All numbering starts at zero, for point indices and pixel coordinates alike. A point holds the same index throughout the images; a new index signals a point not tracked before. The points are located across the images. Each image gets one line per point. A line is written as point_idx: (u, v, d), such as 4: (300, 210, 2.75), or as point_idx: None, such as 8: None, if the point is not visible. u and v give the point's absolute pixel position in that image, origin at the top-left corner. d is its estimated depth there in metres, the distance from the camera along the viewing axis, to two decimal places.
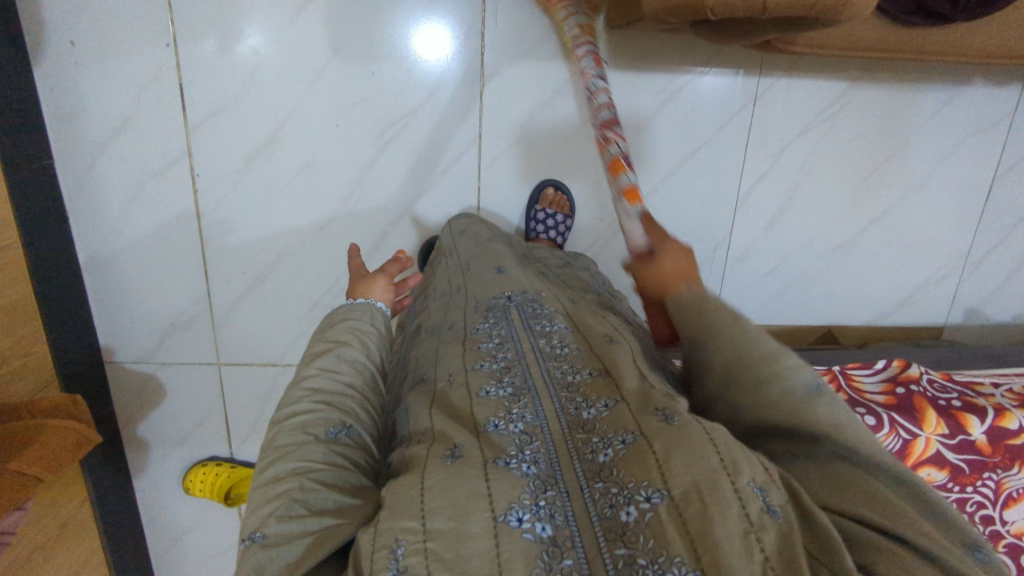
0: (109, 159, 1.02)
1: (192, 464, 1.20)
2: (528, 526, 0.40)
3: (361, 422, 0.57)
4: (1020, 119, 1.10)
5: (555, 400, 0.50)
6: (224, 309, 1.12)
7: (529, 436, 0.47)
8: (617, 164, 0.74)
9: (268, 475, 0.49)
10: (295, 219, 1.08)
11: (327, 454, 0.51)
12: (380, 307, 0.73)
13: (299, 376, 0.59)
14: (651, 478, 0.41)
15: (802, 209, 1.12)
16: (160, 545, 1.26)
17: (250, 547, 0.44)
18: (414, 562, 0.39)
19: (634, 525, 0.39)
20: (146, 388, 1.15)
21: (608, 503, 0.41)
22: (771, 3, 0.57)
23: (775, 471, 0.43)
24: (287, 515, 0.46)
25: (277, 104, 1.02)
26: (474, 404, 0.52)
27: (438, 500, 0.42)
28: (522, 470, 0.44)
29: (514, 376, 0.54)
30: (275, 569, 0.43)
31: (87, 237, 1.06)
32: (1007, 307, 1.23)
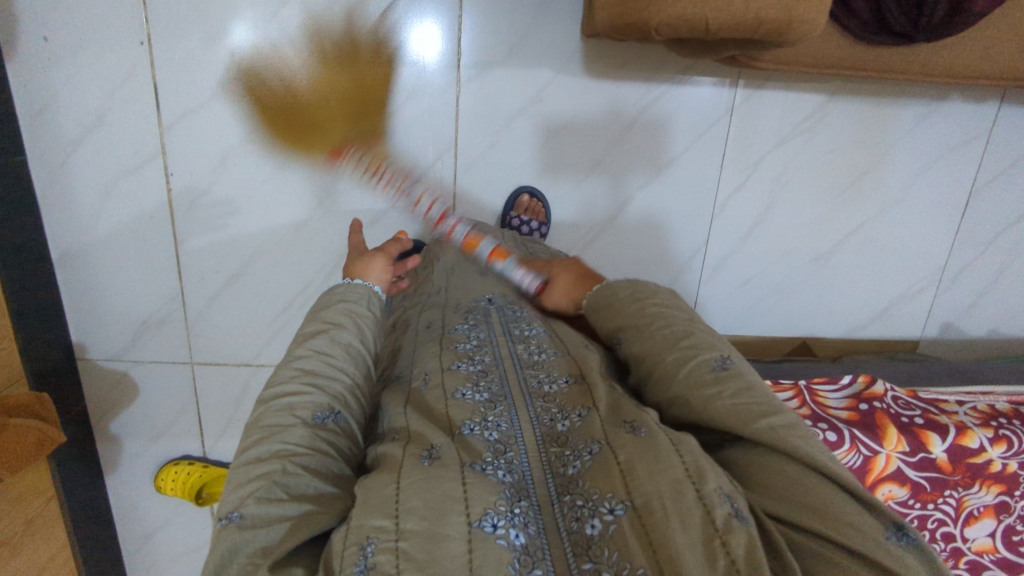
0: (83, 156, 1.01)
1: (164, 462, 1.20)
2: (502, 532, 0.40)
3: (349, 409, 0.55)
4: (998, 136, 1.10)
5: (531, 410, 0.51)
6: (198, 308, 1.12)
7: (504, 445, 0.47)
8: (471, 241, 0.89)
9: (252, 453, 0.48)
10: (272, 220, 1.08)
11: (312, 438, 0.50)
12: (377, 290, 0.71)
13: (292, 354, 0.57)
14: (616, 489, 0.42)
15: (776, 219, 1.14)
16: (132, 543, 1.25)
17: (226, 526, 0.43)
18: (384, 560, 0.38)
19: (598, 539, 0.40)
20: (119, 386, 1.14)
21: (574, 517, 0.42)
22: (714, 25, 0.58)
23: (739, 488, 0.44)
24: (266, 498, 0.45)
25: (254, 105, 1.02)
26: (450, 404, 0.51)
27: (413, 500, 0.41)
28: (498, 477, 0.44)
29: (491, 381, 0.54)
30: (248, 551, 0.42)
31: (59, 232, 1.05)
32: (982, 322, 1.24)
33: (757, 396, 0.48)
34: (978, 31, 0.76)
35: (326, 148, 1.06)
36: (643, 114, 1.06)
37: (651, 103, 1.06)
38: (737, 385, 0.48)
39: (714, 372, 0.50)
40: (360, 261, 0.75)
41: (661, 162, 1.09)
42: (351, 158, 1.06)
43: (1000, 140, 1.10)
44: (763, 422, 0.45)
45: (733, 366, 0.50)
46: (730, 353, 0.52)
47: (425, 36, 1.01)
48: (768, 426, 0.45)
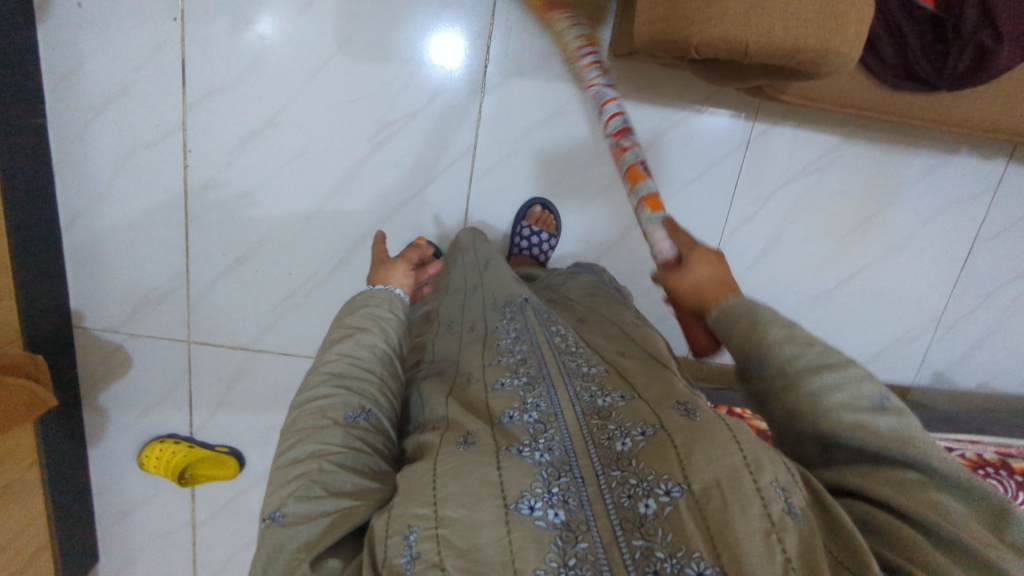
0: (103, 124, 1.02)
1: (150, 439, 1.19)
2: (540, 513, 0.43)
3: (380, 406, 0.60)
4: (1003, 192, 1.12)
5: (571, 391, 0.53)
6: (201, 287, 1.11)
7: (543, 425, 0.50)
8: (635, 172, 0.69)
9: (290, 455, 0.53)
10: (283, 206, 1.09)
11: (345, 437, 0.55)
12: (399, 294, 0.76)
13: (321, 361, 0.63)
14: (672, 472, 0.43)
15: (780, 254, 1.15)
16: (106, 520, 1.23)
17: (271, 525, 0.50)
18: (427, 547, 0.43)
19: (652, 518, 0.42)
20: (112, 357, 1.14)
21: (626, 494, 0.43)
22: (753, 49, 0.59)
23: (797, 472, 0.45)
24: (306, 496, 0.50)
25: (277, 91, 1.03)
26: (491, 396, 0.55)
27: (450, 487, 0.46)
28: (535, 459, 0.47)
29: (528, 367, 0.58)
30: (294, 545, 0.48)
31: (70, 198, 1.05)
32: (974, 375, 1.24)
33: (921, 434, 0.44)
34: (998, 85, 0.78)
35: (540, 2, 0.96)
36: (660, 138, 1.08)
37: (668, 128, 1.08)
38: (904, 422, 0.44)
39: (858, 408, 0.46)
40: (383, 267, 0.80)
41: (674, 187, 1.11)
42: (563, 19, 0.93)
43: (1005, 196, 1.12)
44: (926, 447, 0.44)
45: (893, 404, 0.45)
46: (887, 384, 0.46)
47: (453, 45, 1.02)
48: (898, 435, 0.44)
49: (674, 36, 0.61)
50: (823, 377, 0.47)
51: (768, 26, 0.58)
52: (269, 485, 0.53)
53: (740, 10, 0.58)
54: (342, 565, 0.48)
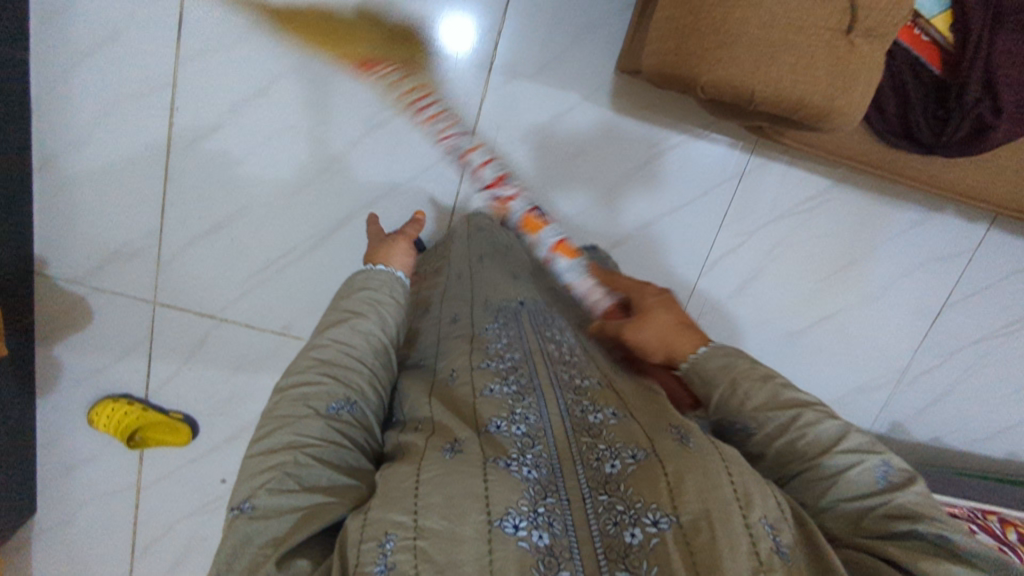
0: (89, 69, 0.98)
1: (103, 397, 1.16)
2: (524, 534, 0.43)
3: (365, 398, 0.60)
4: (981, 256, 1.14)
5: (561, 403, 0.55)
6: (174, 248, 1.08)
7: (531, 440, 0.51)
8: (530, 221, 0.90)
9: (266, 444, 0.53)
10: (267, 177, 1.06)
11: (325, 429, 0.54)
12: (400, 277, 0.75)
13: (312, 345, 0.63)
14: (661, 502, 0.44)
15: (758, 287, 1.16)
16: (47, 474, 1.20)
17: (239, 517, 0.48)
18: (402, 558, 0.42)
19: (638, 548, 0.42)
20: (73, 309, 1.10)
21: (612, 521, 0.44)
22: (758, 96, 0.59)
23: (787, 511, 0.47)
24: (277, 488, 0.49)
25: (274, 60, 1.00)
26: (478, 401, 0.56)
27: (432, 497, 0.45)
28: (522, 474, 0.47)
29: (520, 375, 0.60)
30: (261, 540, 0.47)
31: (47, 141, 1.01)
32: (929, 428, 1.26)
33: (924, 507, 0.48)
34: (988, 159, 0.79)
35: (358, 58, 1.00)
36: (657, 158, 1.08)
37: (666, 150, 1.08)
38: (902, 496, 0.48)
39: (864, 484, 0.50)
40: (383, 247, 0.79)
41: (664, 209, 1.11)
42: (382, 70, 0.99)
43: (982, 260, 1.14)
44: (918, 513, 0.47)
45: (908, 485, 0.49)
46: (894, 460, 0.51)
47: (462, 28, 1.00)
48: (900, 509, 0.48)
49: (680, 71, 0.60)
50: (825, 458, 0.52)
51: (776, 79, 0.58)
52: (241, 472, 0.52)
53: (750, 57, 0.57)
54: (311, 566, 0.46)
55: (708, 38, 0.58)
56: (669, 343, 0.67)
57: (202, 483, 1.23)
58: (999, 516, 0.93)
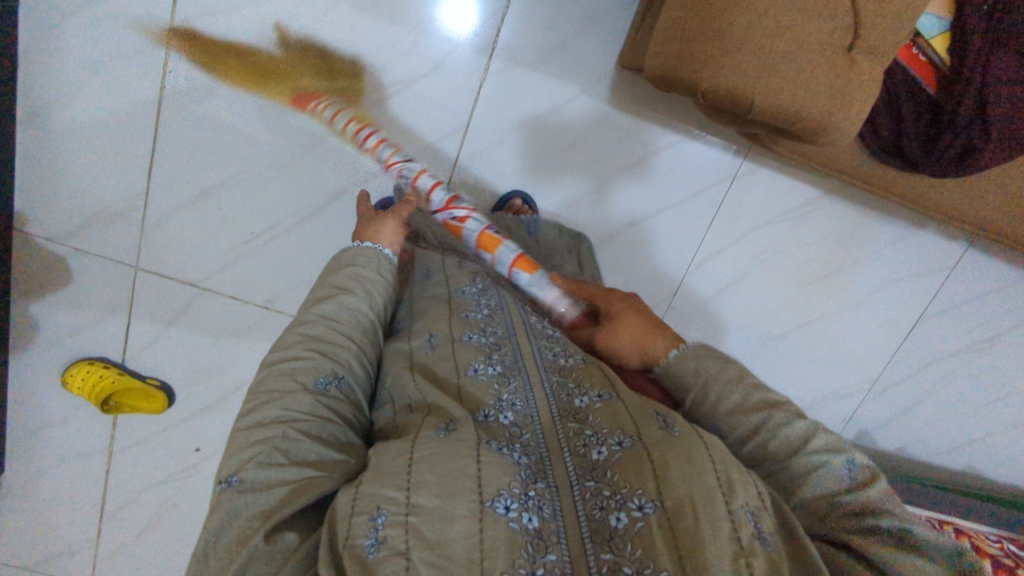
0: (80, 23, 0.96)
1: (78, 360, 1.14)
2: (515, 515, 0.44)
3: (352, 373, 0.62)
4: (957, 274, 1.17)
5: (547, 388, 0.58)
6: (159, 213, 1.07)
7: (519, 427, 0.53)
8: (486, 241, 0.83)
9: (255, 418, 0.54)
10: (260, 147, 1.05)
11: (313, 405, 0.56)
12: (388, 254, 0.75)
13: (299, 321, 0.64)
14: (646, 488, 0.46)
15: (741, 290, 1.17)
16: (16, 434, 1.18)
17: (226, 489, 0.50)
18: (394, 532, 0.44)
19: (622, 532, 0.44)
20: (52, 268, 1.08)
21: (598, 506, 0.46)
22: (756, 104, 0.59)
23: (766, 498, 0.47)
24: (266, 462, 0.51)
25: (274, 28, 0.99)
26: (463, 379, 0.59)
27: (426, 475, 0.46)
28: (513, 458, 0.49)
29: (503, 356, 0.62)
30: (249, 513, 0.49)
31: (32, 95, 0.99)
32: (896, 438, 1.29)
33: (885, 502, 0.50)
34: (978, 181, 0.80)
35: (291, 93, 1.03)
36: (652, 156, 1.09)
37: (662, 148, 1.08)
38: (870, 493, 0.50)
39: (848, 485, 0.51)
40: (371, 224, 0.79)
41: (655, 208, 1.11)
42: (322, 105, 1.01)
43: (957, 278, 1.17)
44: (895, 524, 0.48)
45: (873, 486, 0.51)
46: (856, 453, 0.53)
47: (464, 11, 1.00)
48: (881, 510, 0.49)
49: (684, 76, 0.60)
50: (796, 459, 0.53)
51: (776, 88, 0.58)
52: (230, 445, 0.54)
53: (755, 65, 0.57)
54: (298, 539, 0.49)
55: (714, 44, 0.58)
56: (636, 347, 0.68)
57: (174, 451, 1.22)
58: (954, 527, 0.96)
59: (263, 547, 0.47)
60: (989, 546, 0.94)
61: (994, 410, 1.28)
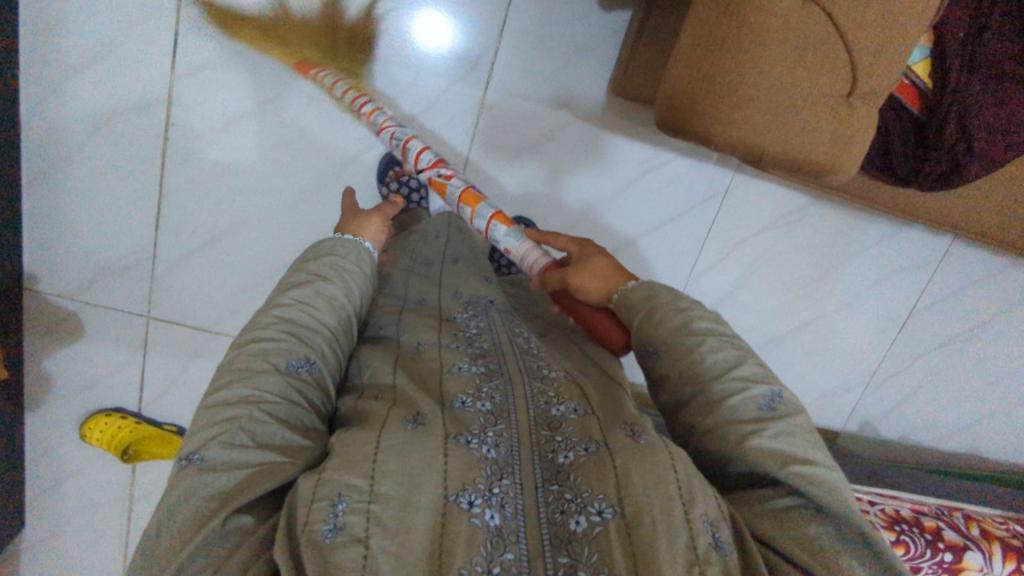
0: (80, 84, 0.98)
1: (94, 412, 1.15)
2: (477, 511, 0.45)
3: (324, 359, 0.62)
4: (944, 267, 1.21)
5: (527, 391, 0.57)
6: (167, 264, 1.08)
7: (494, 418, 0.53)
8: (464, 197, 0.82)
9: (221, 396, 0.54)
10: (263, 192, 1.07)
11: (284, 387, 0.56)
12: (367, 247, 0.74)
13: (274, 302, 0.63)
14: (607, 493, 0.47)
15: (739, 297, 1.21)
16: (37, 489, 1.19)
17: (187, 467, 0.50)
18: (354, 519, 0.44)
19: (581, 535, 0.45)
20: (64, 324, 1.09)
21: (560, 510, 0.47)
22: (767, 154, 0.61)
23: (725, 509, 0.49)
24: (230, 443, 0.51)
25: (271, 75, 1.01)
26: (447, 377, 0.59)
27: (390, 464, 0.47)
28: (481, 452, 0.49)
29: (489, 361, 0.63)
30: (207, 492, 0.48)
31: (36, 157, 1.00)
32: (897, 427, 1.34)
33: (794, 442, 0.52)
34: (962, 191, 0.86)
35: (294, 59, 1.01)
36: (646, 175, 1.12)
37: (654, 167, 1.11)
38: (777, 427, 0.52)
39: (759, 416, 0.53)
40: (355, 221, 0.79)
41: (652, 226, 1.15)
42: (323, 75, 1.00)
43: (945, 271, 1.21)
44: (793, 469, 0.50)
45: (779, 421, 0.53)
46: (778, 387, 0.56)
47: (439, 27, 1.01)
48: (781, 448, 0.51)
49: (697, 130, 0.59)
50: (717, 385, 0.56)
51: (784, 138, 0.59)
52: (194, 421, 0.53)
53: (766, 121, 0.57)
54: (253, 523, 0.48)
55: (724, 103, 0.56)
56: (607, 288, 0.68)
57: None
58: (962, 512, 0.98)
59: (219, 530, 0.46)
60: (997, 529, 0.96)
61: (992, 392, 1.33)
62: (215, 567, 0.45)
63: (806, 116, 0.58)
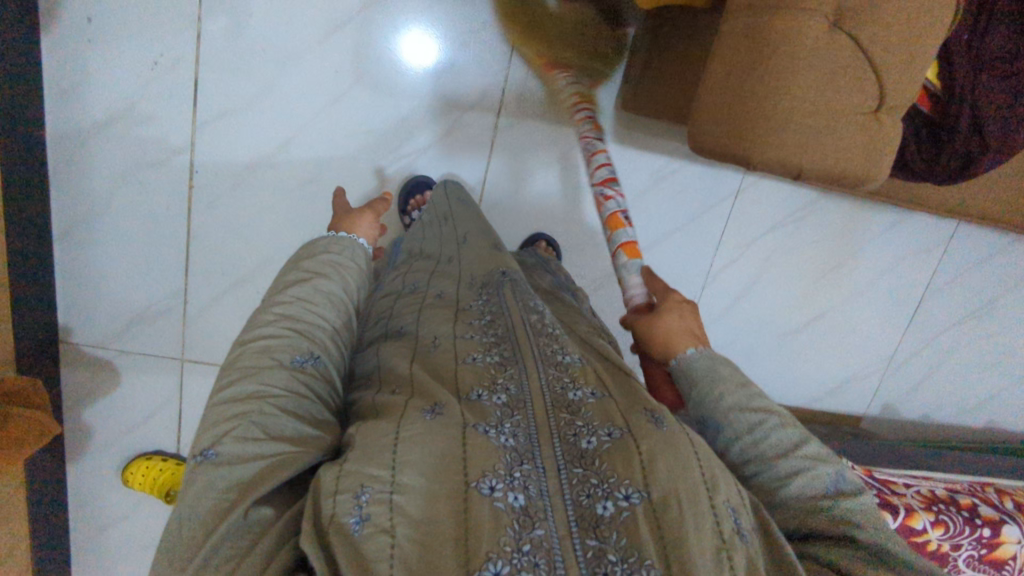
0: (104, 139, 1.00)
1: (135, 457, 1.16)
2: (500, 495, 0.43)
3: (328, 354, 0.59)
4: (952, 249, 1.25)
5: (543, 378, 0.53)
6: (198, 306, 1.10)
7: (511, 409, 0.50)
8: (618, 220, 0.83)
9: (229, 392, 0.51)
10: (287, 228, 1.09)
11: (291, 380, 0.53)
12: (361, 243, 0.74)
13: (271, 301, 0.60)
14: (634, 477, 0.45)
15: (757, 293, 1.24)
16: (83, 537, 1.20)
17: (201, 464, 0.47)
18: (377, 509, 0.42)
19: (608, 519, 0.42)
20: (100, 373, 1.11)
21: (586, 493, 0.44)
22: (807, 171, 0.62)
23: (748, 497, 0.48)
24: (243, 436, 0.48)
25: (292, 116, 1.03)
26: (461, 367, 0.55)
27: (411, 454, 0.45)
28: (500, 440, 0.47)
29: (503, 348, 0.58)
30: (223, 486, 0.46)
31: (63, 212, 1.02)
32: (918, 407, 1.37)
33: (872, 514, 0.49)
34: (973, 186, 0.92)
35: (546, 59, 1.06)
36: (658, 182, 1.15)
37: (667, 174, 1.14)
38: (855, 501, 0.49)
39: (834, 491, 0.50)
40: (348, 217, 0.79)
41: (667, 231, 1.17)
42: (563, 78, 1.04)
43: (953, 253, 1.25)
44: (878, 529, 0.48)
45: (856, 496, 0.50)
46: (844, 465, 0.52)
47: (426, 45, 1.03)
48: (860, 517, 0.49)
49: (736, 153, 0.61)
50: (788, 458, 0.52)
51: (822, 155, 0.61)
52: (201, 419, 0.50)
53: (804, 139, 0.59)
54: (274, 514, 0.46)
55: (763, 124, 0.58)
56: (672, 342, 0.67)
57: None
58: (995, 487, 1.01)
59: (240, 522, 0.44)
60: None
61: (1005, 366, 1.36)
62: (238, 559, 0.44)
63: (834, 138, 0.60)
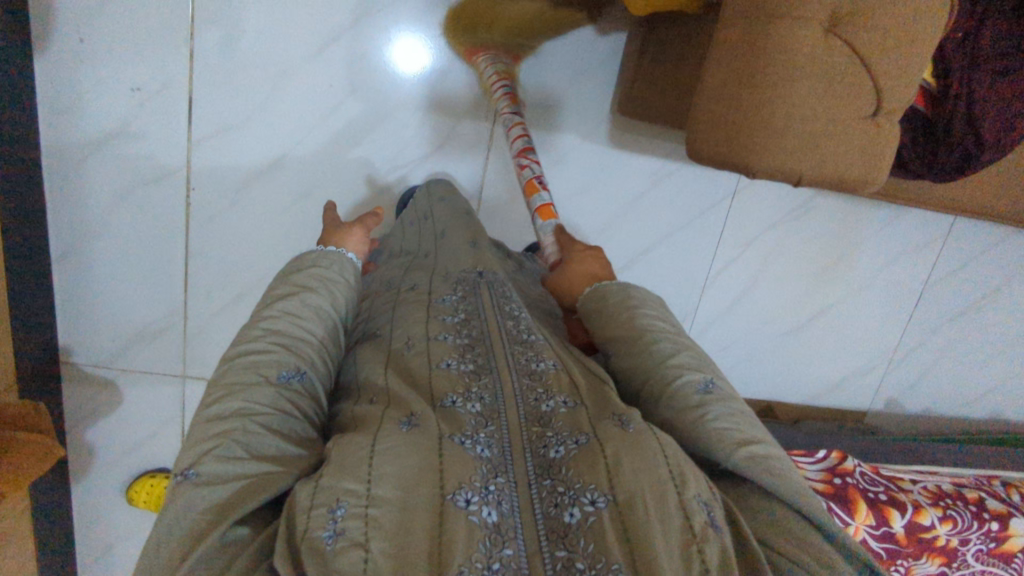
0: (99, 159, 1.00)
1: (140, 474, 1.16)
2: (474, 509, 0.42)
3: (315, 369, 0.58)
4: (951, 243, 1.25)
5: (516, 388, 0.53)
6: (198, 322, 1.10)
7: (485, 419, 0.50)
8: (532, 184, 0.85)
9: (214, 409, 0.50)
10: (285, 242, 1.09)
11: (275, 397, 0.52)
12: (350, 258, 0.73)
13: (259, 316, 0.59)
14: (600, 482, 0.45)
15: (756, 292, 1.24)
16: (91, 556, 1.20)
17: (182, 483, 0.46)
18: (353, 524, 0.41)
19: (576, 527, 0.43)
20: (103, 393, 1.11)
21: (554, 503, 0.44)
22: (806, 177, 0.62)
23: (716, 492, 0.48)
24: (225, 455, 0.47)
25: (287, 130, 1.03)
26: (434, 374, 0.55)
27: (386, 467, 0.44)
28: (476, 452, 0.47)
29: (478, 354, 0.58)
30: (203, 506, 0.45)
31: (60, 233, 1.02)
32: (920, 400, 1.37)
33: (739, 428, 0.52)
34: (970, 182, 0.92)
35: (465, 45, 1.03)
36: (654, 185, 1.14)
37: (662, 176, 1.14)
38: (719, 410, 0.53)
39: (702, 402, 0.54)
40: (342, 233, 0.79)
41: (664, 233, 1.17)
42: (483, 60, 1.01)
43: (952, 246, 1.25)
44: (747, 449, 0.50)
45: (722, 406, 0.54)
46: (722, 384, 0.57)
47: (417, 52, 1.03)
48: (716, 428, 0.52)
49: (734, 161, 0.61)
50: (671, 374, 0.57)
51: (821, 160, 0.60)
52: (187, 437, 0.50)
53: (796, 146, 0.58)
54: (251, 534, 0.45)
55: (756, 135, 0.58)
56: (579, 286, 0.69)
57: None
58: (1001, 480, 1.01)
59: (217, 544, 0.44)
60: None
61: (1006, 357, 1.37)
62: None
63: (832, 144, 0.60)
